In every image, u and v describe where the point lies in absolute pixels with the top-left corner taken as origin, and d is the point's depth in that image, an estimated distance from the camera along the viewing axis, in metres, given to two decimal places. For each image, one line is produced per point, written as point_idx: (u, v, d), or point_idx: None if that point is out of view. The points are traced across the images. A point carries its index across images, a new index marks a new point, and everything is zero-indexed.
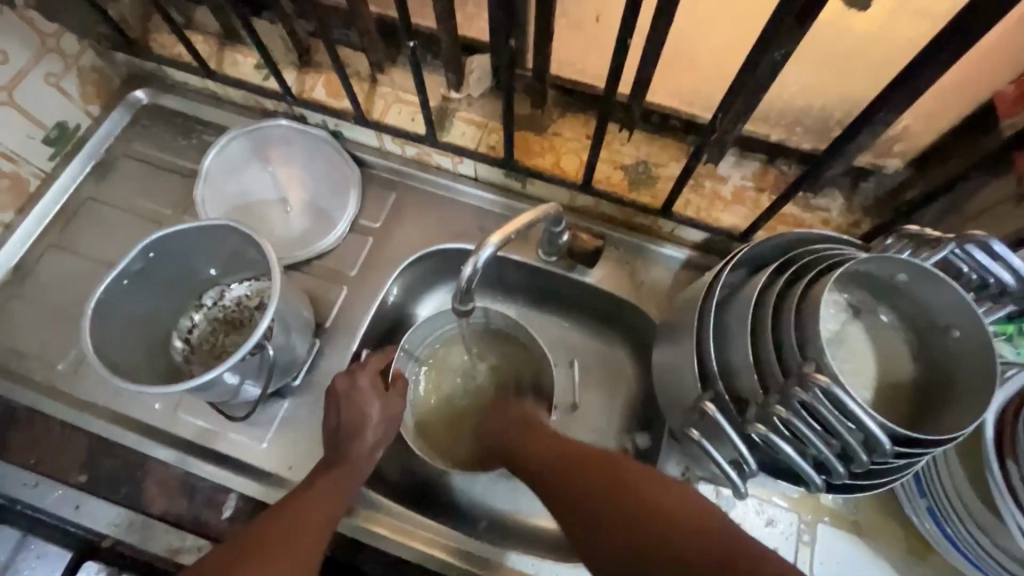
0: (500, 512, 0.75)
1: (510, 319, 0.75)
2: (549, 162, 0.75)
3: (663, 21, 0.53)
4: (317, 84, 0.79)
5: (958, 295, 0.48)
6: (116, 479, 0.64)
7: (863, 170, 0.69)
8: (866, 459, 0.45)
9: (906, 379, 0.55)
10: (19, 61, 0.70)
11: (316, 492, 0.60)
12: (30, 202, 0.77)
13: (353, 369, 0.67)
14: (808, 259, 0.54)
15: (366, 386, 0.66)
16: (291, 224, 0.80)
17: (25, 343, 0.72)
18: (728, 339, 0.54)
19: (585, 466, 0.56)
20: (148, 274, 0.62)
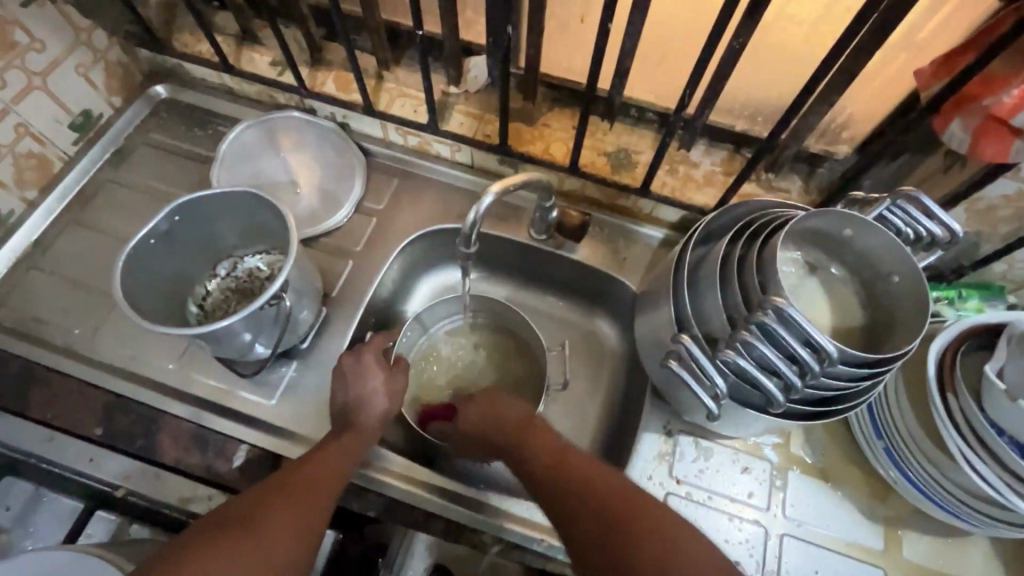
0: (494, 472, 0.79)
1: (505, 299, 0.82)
2: (540, 148, 0.83)
3: (639, 15, 0.62)
4: (328, 79, 0.86)
5: (895, 241, 0.55)
6: (131, 432, 0.68)
7: (817, 156, 0.78)
8: (818, 371, 0.51)
9: (855, 325, 0.63)
10: (55, 51, 0.76)
11: (333, 453, 0.64)
12: (53, 182, 0.82)
13: (358, 350, 0.71)
14: (767, 218, 0.61)
15: (372, 360, 0.71)
16: (300, 205, 0.86)
17: (44, 310, 0.76)
18: (700, 288, 0.61)
19: (570, 461, 0.61)
20: (172, 237, 0.67)
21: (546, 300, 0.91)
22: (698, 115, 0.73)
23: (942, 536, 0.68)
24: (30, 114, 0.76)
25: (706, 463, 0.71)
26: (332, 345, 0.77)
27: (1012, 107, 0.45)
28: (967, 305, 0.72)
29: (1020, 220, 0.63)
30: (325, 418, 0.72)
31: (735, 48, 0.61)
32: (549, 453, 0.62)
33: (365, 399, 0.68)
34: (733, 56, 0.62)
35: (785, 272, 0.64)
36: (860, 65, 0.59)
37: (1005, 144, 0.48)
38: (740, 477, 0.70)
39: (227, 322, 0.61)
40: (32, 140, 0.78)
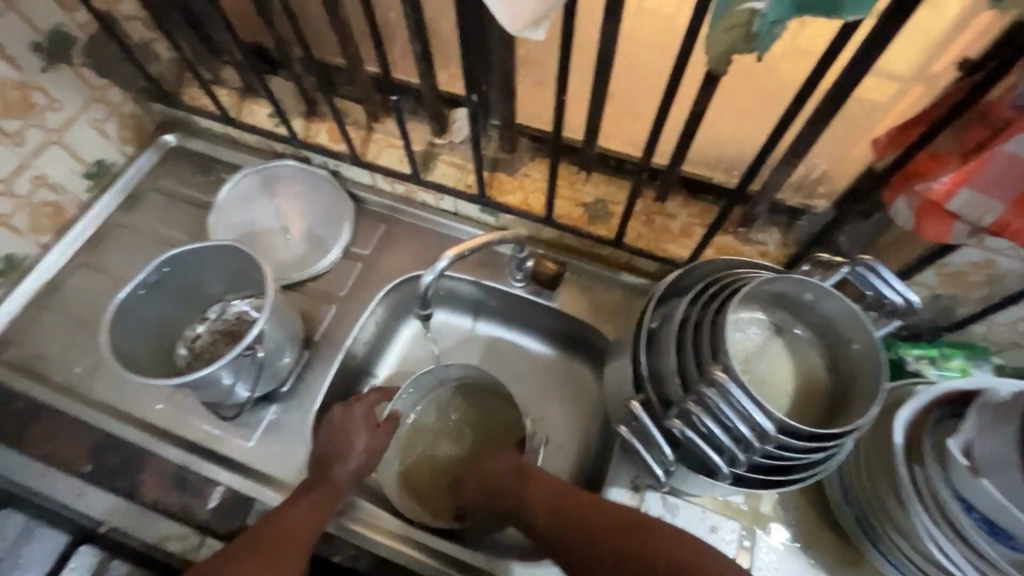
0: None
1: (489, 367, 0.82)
2: (518, 199, 0.85)
3: (602, 80, 0.64)
4: (321, 131, 0.91)
5: (851, 309, 0.55)
6: (118, 469, 0.71)
7: (795, 210, 0.78)
8: (759, 446, 0.52)
9: (820, 388, 0.62)
10: (71, 109, 0.83)
11: (302, 508, 0.66)
12: (66, 227, 0.89)
13: (349, 403, 0.74)
14: (728, 280, 0.61)
15: (358, 418, 0.73)
16: (291, 249, 0.90)
17: (49, 349, 0.81)
18: (659, 350, 0.61)
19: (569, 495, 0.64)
20: (161, 285, 0.71)
21: (528, 344, 0.92)
22: (669, 171, 0.74)
23: None
24: (46, 166, 0.82)
25: (674, 522, 0.70)
26: (311, 388, 0.79)
27: (944, 194, 0.45)
28: (949, 365, 0.69)
29: (992, 284, 0.61)
30: (300, 461, 0.74)
31: (695, 114, 0.63)
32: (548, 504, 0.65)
33: (342, 454, 0.70)
34: (694, 121, 0.64)
35: (749, 333, 0.64)
36: (818, 131, 0.59)
37: (947, 226, 0.48)
38: (707, 537, 0.69)
39: (208, 370, 0.64)
40: (48, 189, 0.84)
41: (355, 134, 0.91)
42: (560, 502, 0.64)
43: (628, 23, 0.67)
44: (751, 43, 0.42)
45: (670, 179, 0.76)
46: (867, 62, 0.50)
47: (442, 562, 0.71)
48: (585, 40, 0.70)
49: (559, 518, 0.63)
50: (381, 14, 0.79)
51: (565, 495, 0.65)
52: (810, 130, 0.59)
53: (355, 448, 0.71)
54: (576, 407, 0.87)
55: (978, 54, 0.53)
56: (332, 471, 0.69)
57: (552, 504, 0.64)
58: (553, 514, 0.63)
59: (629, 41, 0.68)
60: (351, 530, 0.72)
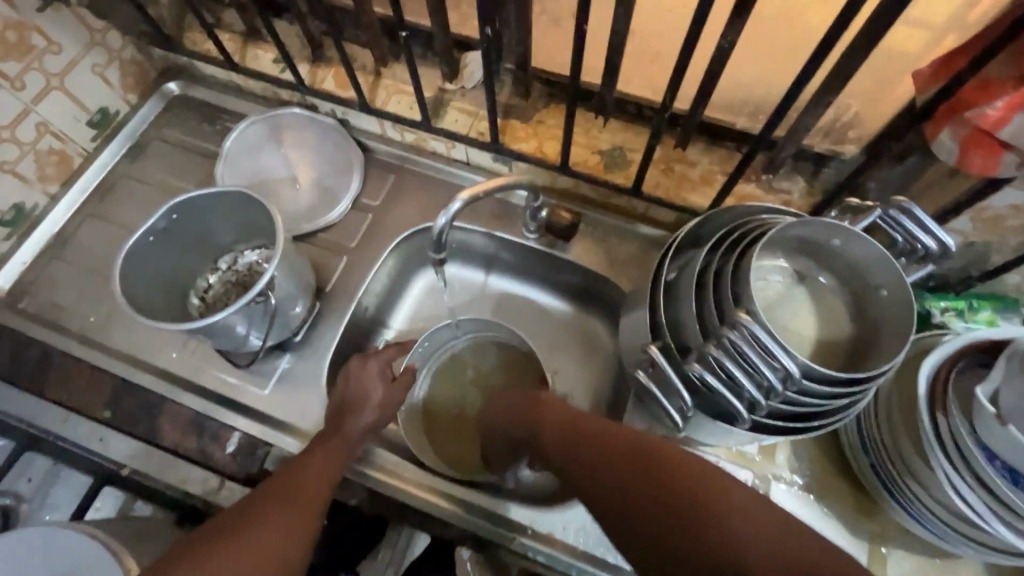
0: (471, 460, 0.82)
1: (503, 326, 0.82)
2: (532, 146, 0.82)
3: (624, 12, 0.60)
4: (327, 76, 0.88)
5: (882, 252, 0.53)
6: (136, 415, 0.72)
7: (822, 156, 0.74)
8: (783, 391, 0.51)
9: (843, 337, 0.61)
10: (71, 52, 0.80)
11: (319, 458, 0.66)
12: (73, 176, 0.88)
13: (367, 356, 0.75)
14: (752, 225, 0.59)
15: (374, 371, 0.74)
16: (299, 200, 0.88)
17: (63, 298, 0.82)
18: (678, 298, 0.60)
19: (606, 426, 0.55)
20: (171, 233, 0.71)
21: (541, 299, 0.91)
22: (690, 115, 0.70)
23: (928, 556, 0.66)
24: (49, 113, 0.80)
25: None
26: (323, 338, 0.79)
27: (997, 121, 0.44)
28: (976, 317, 0.67)
29: None
30: (316, 409, 0.75)
31: (723, 48, 0.59)
32: (569, 431, 0.57)
33: (360, 402, 0.71)
34: (721, 57, 0.60)
35: (771, 281, 0.62)
36: (856, 66, 0.55)
37: (995, 157, 0.47)
38: None
39: (221, 316, 0.64)
40: (52, 137, 0.83)
41: (362, 80, 0.87)
42: (589, 430, 0.56)
43: None
44: None
45: (692, 124, 0.72)
46: None
47: (458, 507, 0.71)
48: None
49: (571, 448, 0.55)
50: None
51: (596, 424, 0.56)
52: (848, 64, 0.55)
53: (372, 399, 0.72)
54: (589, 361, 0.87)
55: None
56: (347, 420, 0.70)
57: (566, 433, 0.57)
58: (569, 442, 0.56)
59: None
60: (369, 475, 0.73)
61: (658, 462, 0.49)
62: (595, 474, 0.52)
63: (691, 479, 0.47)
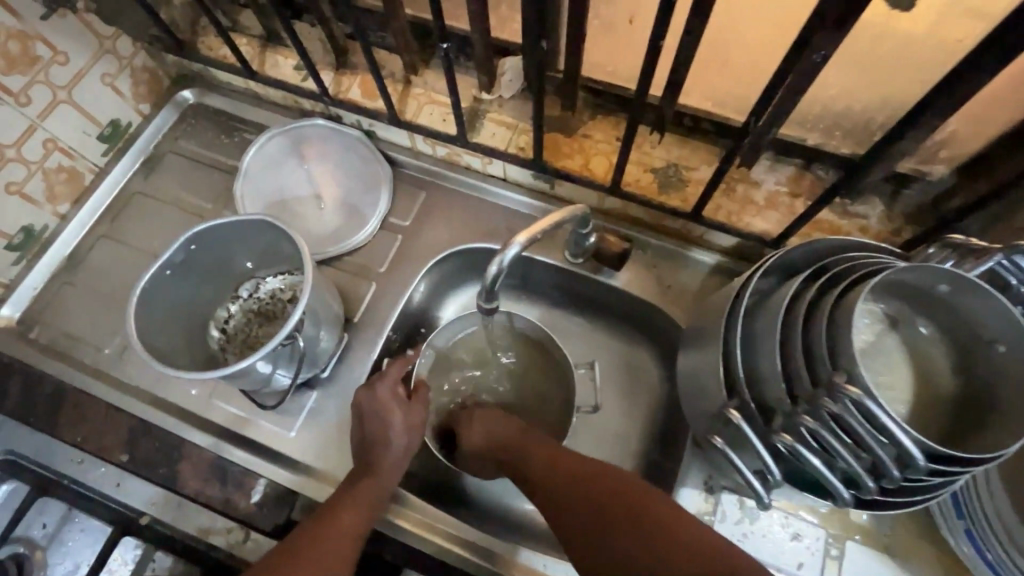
0: (504, 503, 0.76)
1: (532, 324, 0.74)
2: (578, 164, 0.75)
3: (701, 21, 0.52)
4: (353, 85, 0.81)
5: (1005, 307, 0.46)
6: (155, 460, 0.67)
7: (905, 177, 0.67)
8: (898, 474, 0.43)
9: (945, 394, 0.53)
10: (79, 62, 0.74)
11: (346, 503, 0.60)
12: (84, 194, 0.82)
13: (372, 381, 0.66)
14: (843, 266, 0.52)
15: (389, 396, 0.66)
16: (323, 219, 0.82)
17: (76, 328, 0.77)
18: (757, 349, 0.53)
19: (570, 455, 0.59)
20: (189, 264, 0.65)
21: (582, 324, 0.84)
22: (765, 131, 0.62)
23: None
24: (57, 128, 0.75)
25: (752, 526, 0.64)
26: (353, 373, 0.73)
27: None
28: None
29: None
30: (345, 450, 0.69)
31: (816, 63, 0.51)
32: (537, 454, 0.61)
33: (385, 440, 0.64)
34: None
35: (858, 326, 0.55)
36: None
37: None
38: (789, 545, 0.63)
39: (246, 363, 0.58)
40: (61, 155, 0.77)
41: (391, 89, 0.80)
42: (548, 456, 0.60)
43: None
44: None
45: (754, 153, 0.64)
46: None
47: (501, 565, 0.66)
48: None
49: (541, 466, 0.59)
50: None
51: (549, 450, 0.61)
52: None
53: (395, 428, 0.65)
54: (631, 392, 0.80)
55: None
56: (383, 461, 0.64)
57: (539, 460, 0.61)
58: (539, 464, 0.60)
59: None
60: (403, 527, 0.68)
61: (599, 477, 0.55)
62: (546, 483, 0.58)
63: (631, 494, 0.52)
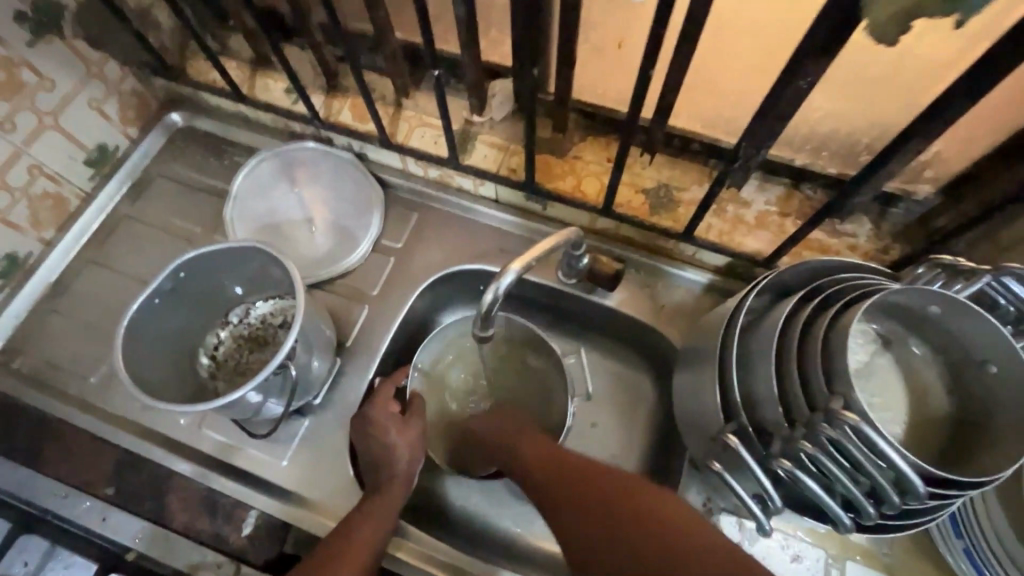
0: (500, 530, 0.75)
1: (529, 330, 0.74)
2: (570, 185, 0.75)
3: (690, 49, 0.53)
4: (344, 108, 0.81)
5: (996, 329, 0.46)
6: (142, 493, 0.66)
7: (892, 196, 0.68)
8: (898, 500, 0.44)
9: (938, 414, 0.54)
10: (65, 88, 0.73)
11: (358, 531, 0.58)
12: (70, 220, 0.81)
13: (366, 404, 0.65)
14: (835, 289, 0.53)
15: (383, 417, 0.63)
16: (314, 242, 0.82)
17: (60, 357, 0.75)
18: (752, 373, 0.53)
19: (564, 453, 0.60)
20: (178, 292, 0.64)
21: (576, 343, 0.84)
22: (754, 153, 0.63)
23: None
24: (42, 154, 0.74)
25: (751, 548, 0.64)
26: (345, 398, 0.72)
27: None
28: None
29: None
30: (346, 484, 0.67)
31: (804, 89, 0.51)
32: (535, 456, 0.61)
33: (387, 459, 0.62)
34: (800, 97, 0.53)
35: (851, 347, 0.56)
36: None
37: None
38: (789, 567, 0.63)
39: (238, 394, 0.57)
40: (46, 181, 0.76)
41: (382, 112, 0.80)
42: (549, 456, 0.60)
43: None
44: None
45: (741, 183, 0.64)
46: None
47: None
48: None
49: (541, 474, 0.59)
50: None
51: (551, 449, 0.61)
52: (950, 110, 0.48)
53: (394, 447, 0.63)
54: (625, 412, 0.79)
55: None
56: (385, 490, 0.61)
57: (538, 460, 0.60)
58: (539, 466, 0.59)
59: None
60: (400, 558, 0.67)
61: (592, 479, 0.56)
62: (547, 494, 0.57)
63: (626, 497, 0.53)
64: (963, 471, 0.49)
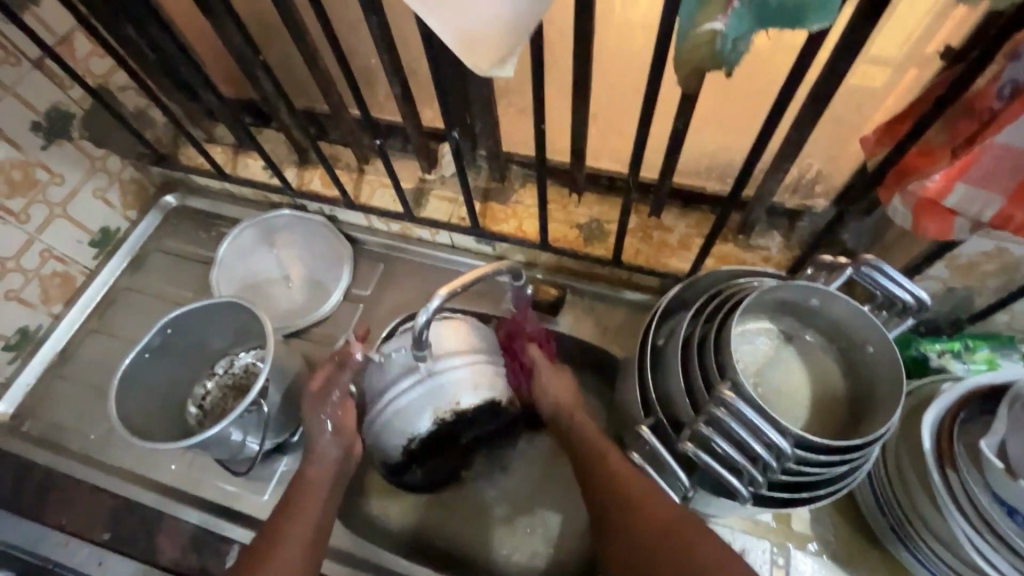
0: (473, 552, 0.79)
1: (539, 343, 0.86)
2: (512, 227, 0.84)
3: (582, 105, 0.64)
4: (314, 177, 0.92)
5: (862, 313, 0.54)
6: (136, 535, 0.72)
7: (795, 212, 0.76)
8: (775, 465, 0.49)
9: (838, 397, 0.60)
10: (73, 181, 0.86)
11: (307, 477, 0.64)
12: (76, 295, 0.91)
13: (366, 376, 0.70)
14: (729, 294, 0.60)
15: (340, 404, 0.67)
16: (293, 297, 0.91)
17: (66, 418, 0.83)
18: (665, 373, 0.60)
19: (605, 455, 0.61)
20: (166, 347, 0.73)
21: None
22: (660, 186, 0.73)
23: None
24: (53, 239, 0.85)
25: None
26: None
27: (939, 191, 0.42)
28: (975, 357, 0.66)
29: (1008, 273, 0.58)
30: None
31: (678, 130, 0.61)
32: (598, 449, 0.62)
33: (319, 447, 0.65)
34: (678, 137, 0.62)
35: (758, 344, 0.62)
36: (804, 136, 0.58)
37: (948, 219, 0.45)
38: None
39: (215, 429, 0.64)
40: (56, 261, 0.87)
41: (347, 178, 0.92)
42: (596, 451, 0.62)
43: (602, 41, 0.66)
44: (719, 64, 0.39)
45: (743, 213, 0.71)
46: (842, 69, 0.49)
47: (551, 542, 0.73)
48: (558, 64, 0.70)
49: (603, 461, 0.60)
50: (361, 60, 0.80)
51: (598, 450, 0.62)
52: (796, 135, 0.58)
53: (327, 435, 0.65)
54: None
55: (960, 42, 0.53)
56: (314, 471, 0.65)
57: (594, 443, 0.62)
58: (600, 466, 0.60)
59: (606, 59, 0.68)
60: None
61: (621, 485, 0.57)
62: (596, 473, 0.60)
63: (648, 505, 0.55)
64: (869, 425, 0.55)
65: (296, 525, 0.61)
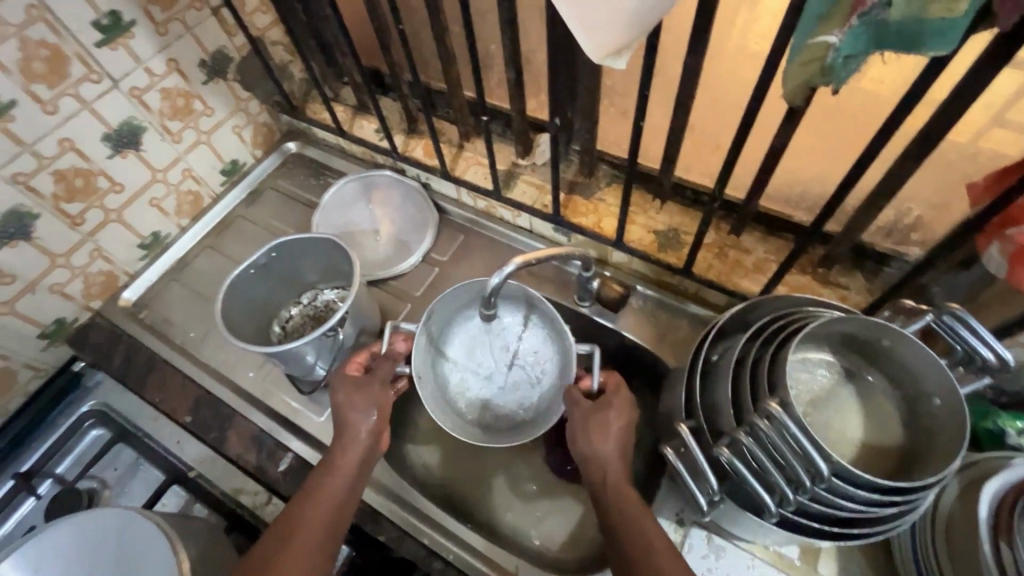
0: (494, 518, 0.83)
1: (596, 337, 0.89)
2: (591, 221, 0.87)
3: (684, 111, 0.66)
4: (417, 146, 1.00)
5: (932, 359, 0.52)
6: (211, 424, 0.83)
7: (885, 256, 0.73)
8: (810, 485, 0.49)
9: (894, 444, 0.59)
10: (220, 115, 0.99)
11: (335, 462, 0.66)
12: (201, 213, 1.04)
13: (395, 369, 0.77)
14: (795, 318, 0.60)
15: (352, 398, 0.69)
16: (377, 250, 1.00)
17: (174, 314, 0.96)
18: (716, 382, 0.60)
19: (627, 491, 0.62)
20: (268, 268, 0.83)
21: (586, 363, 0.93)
22: (746, 206, 0.74)
23: None
24: (194, 162, 0.98)
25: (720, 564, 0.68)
26: None
27: None
28: None
29: None
30: None
31: (775, 150, 0.62)
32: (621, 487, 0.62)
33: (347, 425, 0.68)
34: (774, 157, 0.63)
35: (816, 374, 0.61)
36: (907, 174, 0.57)
37: None
38: None
39: (295, 344, 0.71)
40: (192, 181, 1.00)
41: (447, 151, 0.98)
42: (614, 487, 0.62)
43: (717, 54, 0.68)
44: (829, 79, 0.40)
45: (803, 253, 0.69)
46: (960, 109, 0.49)
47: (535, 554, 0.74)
48: (669, 73, 0.72)
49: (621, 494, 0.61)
50: (483, 45, 0.87)
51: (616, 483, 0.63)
52: (899, 172, 0.57)
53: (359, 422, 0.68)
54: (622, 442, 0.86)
55: None
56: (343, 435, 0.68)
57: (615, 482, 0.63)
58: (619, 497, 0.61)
59: (717, 72, 0.69)
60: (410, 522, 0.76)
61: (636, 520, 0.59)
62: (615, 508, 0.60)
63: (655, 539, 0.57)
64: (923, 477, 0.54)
65: (316, 512, 0.62)
